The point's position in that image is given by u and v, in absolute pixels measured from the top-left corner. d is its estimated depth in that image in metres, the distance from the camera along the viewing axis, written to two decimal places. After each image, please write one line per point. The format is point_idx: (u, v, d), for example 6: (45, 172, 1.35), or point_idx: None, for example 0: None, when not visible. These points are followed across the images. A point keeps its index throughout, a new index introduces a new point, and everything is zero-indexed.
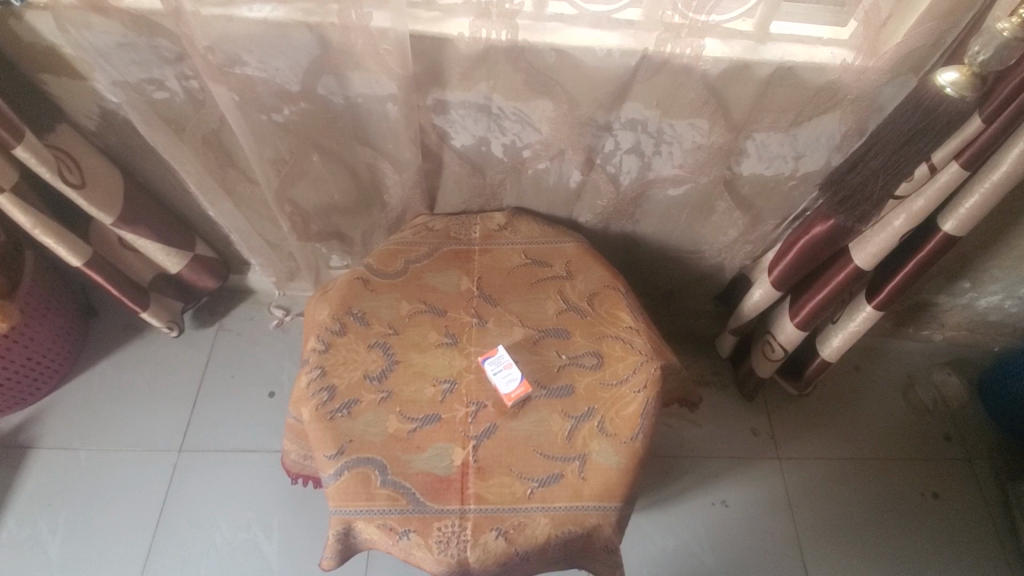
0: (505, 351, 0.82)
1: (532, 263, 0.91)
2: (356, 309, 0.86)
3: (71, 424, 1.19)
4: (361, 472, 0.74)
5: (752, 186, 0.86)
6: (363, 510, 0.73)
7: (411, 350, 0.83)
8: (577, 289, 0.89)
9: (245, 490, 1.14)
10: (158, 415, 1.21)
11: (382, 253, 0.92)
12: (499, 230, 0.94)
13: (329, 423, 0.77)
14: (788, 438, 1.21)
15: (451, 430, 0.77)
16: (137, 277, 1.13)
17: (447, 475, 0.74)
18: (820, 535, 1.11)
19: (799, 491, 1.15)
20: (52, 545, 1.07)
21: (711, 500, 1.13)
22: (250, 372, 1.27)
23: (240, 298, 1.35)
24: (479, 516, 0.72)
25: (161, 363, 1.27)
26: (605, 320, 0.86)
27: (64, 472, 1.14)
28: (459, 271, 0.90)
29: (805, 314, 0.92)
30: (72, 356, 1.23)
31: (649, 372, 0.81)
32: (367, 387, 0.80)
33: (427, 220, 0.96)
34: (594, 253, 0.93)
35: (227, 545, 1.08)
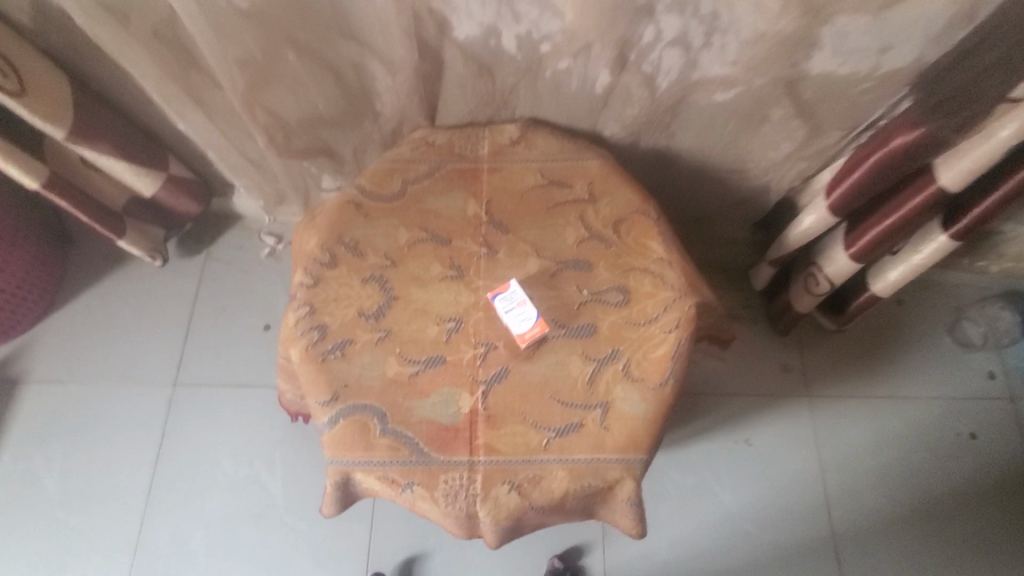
0: (517, 286, 0.72)
1: (549, 185, 0.79)
2: (348, 237, 0.75)
3: (60, 358, 1.13)
4: (359, 420, 0.66)
5: (818, 90, 0.71)
6: (361, 461, 0.65)
7: (411, 284, 0.73)
8: (601, 215, 0.77)
9: (245, 425, 1.09)
10: (150, 349, 1.14)
11: (375, 173, 0.79)
12: (511, 145, 0.81)
13: (321, 366, 0.69)
14: (820, 376, 1.13)
15: (457, 373, 0.69)
16: (109, 201, 1.02)
17: (454, 424, 0.67)
18: (847, 476, 1.06)
19: (827, 430, 1.09)
20: (49, 480, 1.05)
21: (733, 438, 1.08)
22: (244, 302, 1.18)
23: (227, 223, 1.23)
24: (490, 468, 0.65)
25: (148, 295, 1.18)
26: (633, 250, 0.75)
27: (56, 406, 1.10)
28: (464, 193, 0.78)
29: (864, 244, 0.81)
30: (48, 292, 1.14)
31: (682, 310, 0.71)
32: (363, 326, 0.71)
33: (427, 133, 0.83)
34: (621, 171, 0.80)
35: (230, 480, 1.05)
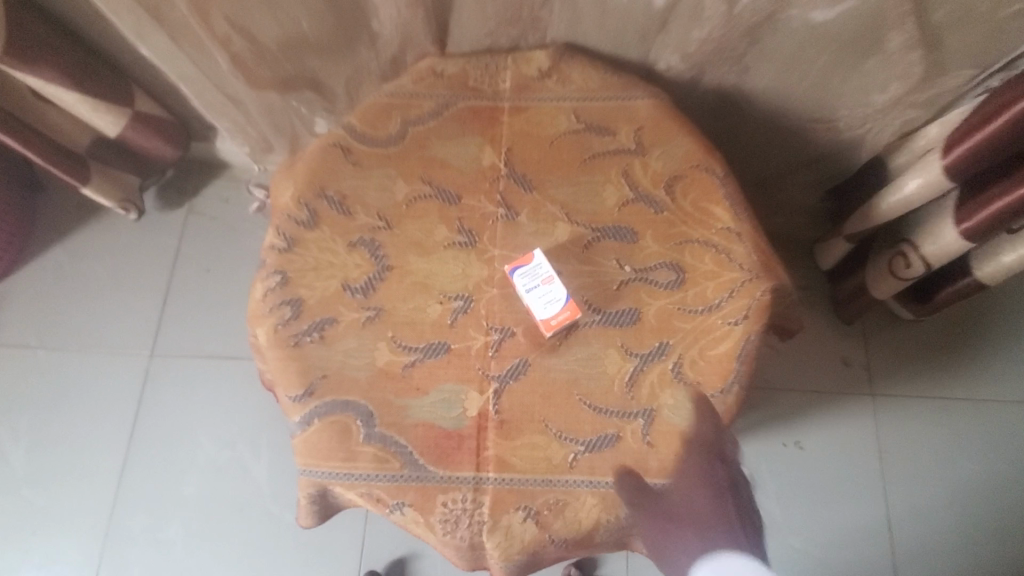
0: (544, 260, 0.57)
1: (586, 130, 0.62)
2: (333, 191, 0.60)
3: (26, 319, 1.01)
4: (339, 423, 0.53)
5: (954, 9, 0.54)
6: (340, 474, 0.52)
7: (409, 251, 0.59)
8: (651, 170, 0.61)
9: (228, 402, 0.98)
10: (126, 312, 1.02)
11: (368, 110, 0.63)
12: (539, 78, 0.64)
13: (295, 352, 0.55)
14: (887, 372, 0.97)
15: (464, 366, 0.55)
16: (68, 140, 0.88)
17: (457, 430, 0.53)
18: (913, 489, 0.93)
19: (891, 434, 0.95)
20: (15, 454, 0.95)
21: (781, 441, 0.95)
22: (229, 263, 1.05)
23: (212, 173, 1.09)
24: (500, 489, 0.51)
25: (123, 252, 1.05)
26: (691, 217, 0.59)
27: (21, 373, 0.99)
28: (480, 139, 0.62)
29: (980, 219, 0.64)
30: (15, 246, 1.02)
31: (753, 295, 0.56)
32: (348, 302, 0.57)
33: (435, 62, 0.66)
34: (679, 115, 0.63)
35: (211, 463, 0.95)
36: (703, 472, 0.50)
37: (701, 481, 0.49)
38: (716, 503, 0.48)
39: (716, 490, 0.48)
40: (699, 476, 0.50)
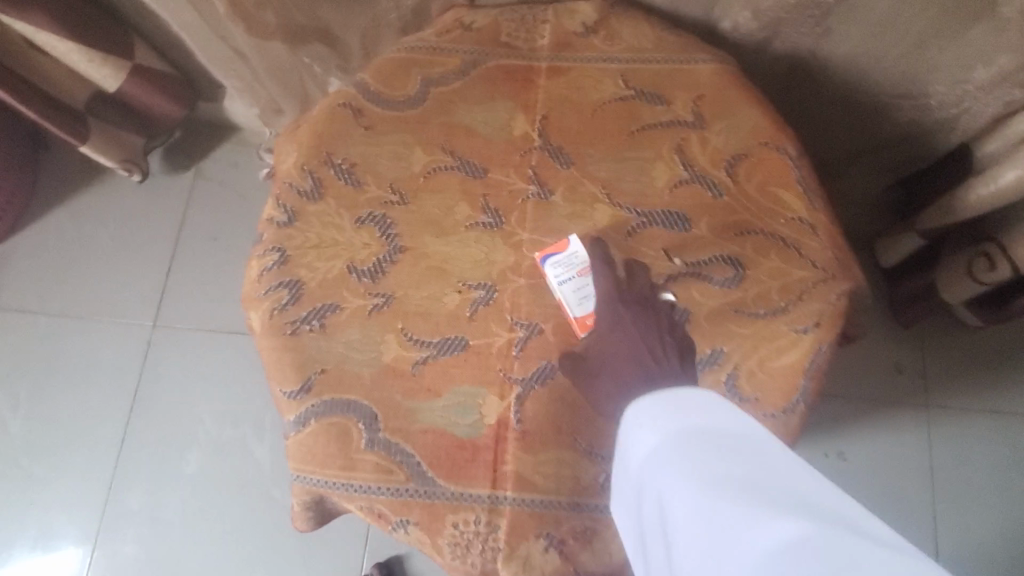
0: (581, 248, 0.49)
1: (635, 97, 0.53)
2: (341, 157, 0.53)
3: (27, 283, 0.97)
4: (338, 425, 0.46)
5: None
6: (338, 484, 0.46)
7: (426, 231, 0.51)
8: (709, 147, 0.52)
9: (231, 380, 0.93)
10: (128, 280, 0.97)
11: (385, 66, 0.55)
12: (583, 34, 0.55)
13: (293, 341, 0.49)
14: (947, 382, 0.87)
15: (483, 366, 0.48)
16: (64, 94, 0.81)
17: (472, 440, 0.46)
18: (966, 512, 0.84)
19: (946, 451, 0.86)
20: (13, 422, 0.91)
21: (822, 450, 0.86)
22: (237, 232, 0.99)
23: (221, 135, 1.02)
24: (519, 511, 0.45)
25: (127, 216, 1.00)
26: (756, 204, 0.50)
27: (21, 339, 0.95)
28: (511, 104, 0.54)
29: None
30: (15, 207, 0.96)
31: (826, 300, 0.47)
32: (353, 287, 0.50)
33: (463, 12, 0.57)
34: (745, 83, 0.54)
35: (212, 442, 0.90)
36: (613, 311, 0.45)
37: (613, 327, 0.44)
38: (629, 344, 0.43)
39: (630, 330, 0.43)
40: (609, 321, 0.44)
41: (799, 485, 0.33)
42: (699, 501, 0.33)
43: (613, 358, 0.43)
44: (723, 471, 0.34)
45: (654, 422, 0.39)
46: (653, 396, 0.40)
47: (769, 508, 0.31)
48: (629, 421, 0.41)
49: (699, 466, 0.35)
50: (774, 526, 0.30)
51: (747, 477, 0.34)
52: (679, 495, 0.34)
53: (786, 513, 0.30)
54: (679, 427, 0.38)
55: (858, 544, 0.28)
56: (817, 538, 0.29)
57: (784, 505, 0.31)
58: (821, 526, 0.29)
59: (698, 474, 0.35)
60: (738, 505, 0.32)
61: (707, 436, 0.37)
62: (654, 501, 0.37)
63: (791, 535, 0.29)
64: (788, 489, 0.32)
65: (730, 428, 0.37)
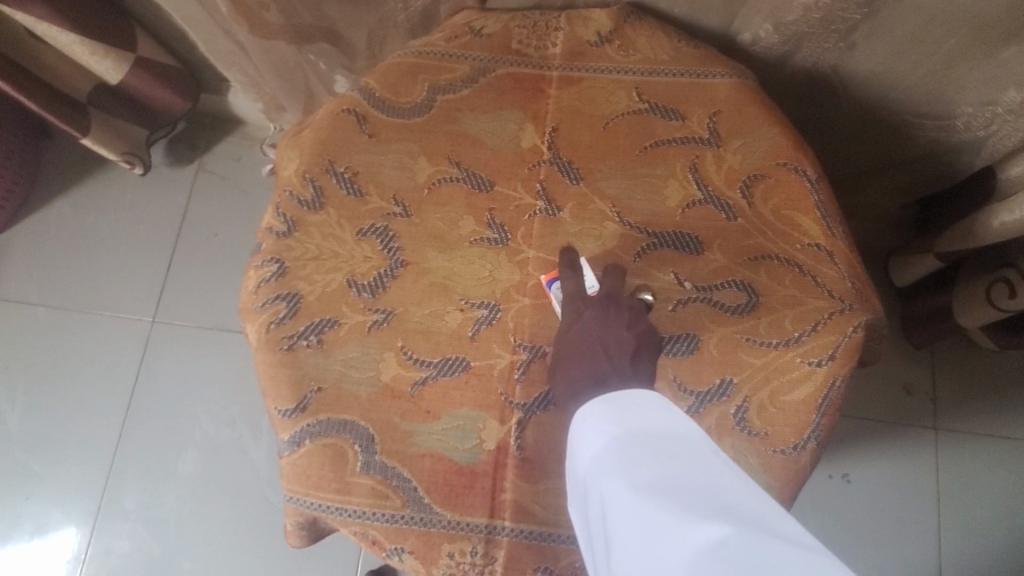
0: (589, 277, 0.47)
1: (649, 111, 0.51)
2: (343, 165, 0.51)
3: (27, 273, 0.96)
4: (333, 446, 0.45)
5: None
6: (332, 508, 0.45)
7: (428, 245, 0.50)
8: (725, 166, 0.50)
9: (229, 379, 0.92)
10: (128, 274, 0.96)
11: (390, 71, 0.53)
12: (597, 43, 0.53)
13: (289, 357, 0.47)
14: (956, 405, 0.85)
15: (483, 389, 0.46)
16: (66, 85, 0.80)
17: (471, 467, 0.45)
18: (971, 539, 0.83)
19: (952, 475, 0.84)
20: (10, 414, 0.91)
21: (827, 473, 0.84)
22: (238, 228, 0.97)
23: (225, 128, 1.00)
24: (517, 543, 0.44)
25: (128, 208, 0.98)
26: (771, 227, 0.48)
27: (21, 330, 0.94)
28: (521, 114, 0.52)
29: None
30: (15, 196, 0.95)
31: (842, 333, 0.46)
32: (353, 303, 0.48)
33: (473, 16, 0.55)
34: (764, 98, 0.52)
35: (208, 441, 0.89)
36: (575, 313, 0.44)
37: (571, 330, 0.43)
38: (582, 346, 0.42)
39: (584, 333, 0.42)
40: (569, 324, 0.43)
41: (736, 491, 0.31)
42: (636, 507, 0.31)
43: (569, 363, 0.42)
44: (660, 476, 0.32)
45: (598, 424, 0.37)
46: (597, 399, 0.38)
47: (704, 515, 0.29)
48: (575, 422, 0.38)
49: (638, 470, 0.33)
50: (702, 537, 0.29)
51: (684, 481, 0.32)
52: (616, 500, 0.33)
53: (719, 521, 0.29)
54: (620, 428, 0.36)
55: (788, 552, 0.27)
56: (736, 546, 0.28)
57: (721, 513, 0.30)
58: (752, 536, 0.28)
59: (636, 478, 0.33)
60: (673, 511, 0.30)
61: (643, 436, 0.35)
62: (595, 504, 0.35)
63: (724, 544, 0.28)
64: (717, 493, 0.31)
65: (672, 428, 0.35)
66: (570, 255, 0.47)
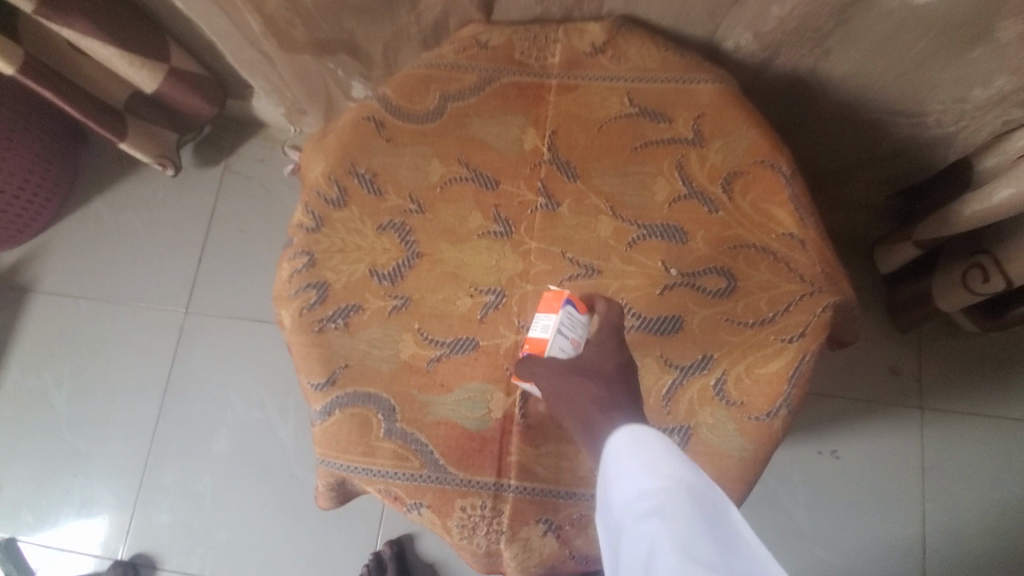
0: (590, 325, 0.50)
1: (639, 114, 0.57)
2: (364, 167, 0.57)
3: (69, 268, 1.04)
4: (360, 415, 0.52)
5: None
6: (360, 468, 0.51)
7: (441, 238, 0.55)
8: (708, 164, 0.55)
9: (257, 364, 0.99)
10: (162, 268, 1.03)
11: (405, 81, 0.59)
12: (592, 53, 0.58)
13: (318, 339, 0.54)
14: (940, 385, 0.90)
15: (490, 365, 0.52)
16: (105, 94, 0.86)
17: (480, 433, 0.51)
18: (955, 510, 0.87)
19: (938, 452, 0.89)
20: (58, 397, 0.99)
21: (816, 449, 0.90)
22: (264, 227, 1.04)
23: (249, 131, 1.07)
24: (521, 498, 0.49)
25: (160, 206, 1.05)
26: (749, 220, 0.54)
27: (65, 321, 1.02)
28: (524, 118, 0.57)
29: None
30: (57, 196, 1.02)
31: (812, 313, 0.51)
32: (374, 290, 0.54)
33: (479, 29, 0.61)
34: (744, 102, 0.57)
35: (239, 422, 0.96)
36: (603, 340, 0.48)
37: (599, 353, 0.47)
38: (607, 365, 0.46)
39: (614, 361, 0.47)
40: (598, 347, 0.47)
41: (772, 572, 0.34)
42: (686, 547, 0.35)
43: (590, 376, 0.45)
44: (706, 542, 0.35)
45: (646, 466, 0.39)
46: (640, 434, 0.41)
47: None
48: (620, 457, 0.41)
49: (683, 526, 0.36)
50: None
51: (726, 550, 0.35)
52: (665, 536, 0.36)
53: None
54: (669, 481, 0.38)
55: None
56: None
57: None
58: None
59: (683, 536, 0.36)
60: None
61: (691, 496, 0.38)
62: (634, 536, 0.38)
63: None
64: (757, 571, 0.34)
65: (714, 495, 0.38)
66: (607, 300, 0.51)
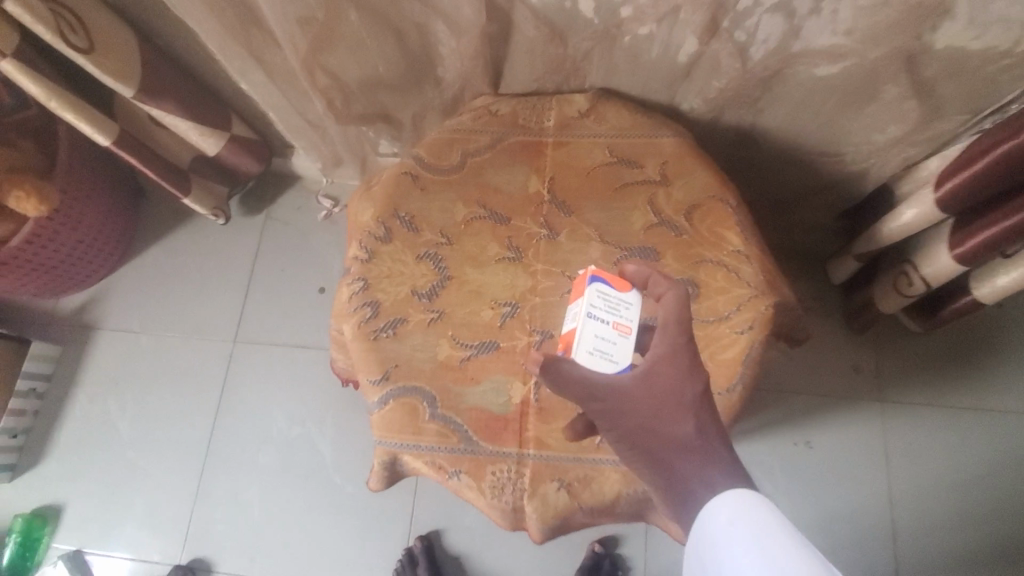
0: (630, 304, 0.53)
1: (618, 163, 0.73)
2: (404, 211, 0.73)
3: (131, 308, 1.18)
4: (409, 403, 0.65)
5: (944, 65, 0.62)
6: (410, 445, 0.64)
7: (466, 264, 0.71)
8: (674, 199, 0.71)
9: (298, 386, 1.12)
10: (212, 304, 1.18)
11: (434, 143, 0.75)
12: (579, 117, 0.75)
13: (373, 345, 0.68)
14: (896, 380, 1.03)
15: (510, 361, 0.66)
16: (174, 157, 1.03)
17: (504, 414, 0.64)
18: (917, 490, 0.99)
19: (899, 439, 1.01)
20: (123, 421, 1.12)
21: (792, 440, 1.02)
22: (301, 265, 1.19)
23: (287, 184, 1.24)
24: (539, 463, 0.63)
25: (210, 250, 1.21)
26: (707, 241, 0.69)
27: (127, 354, 1.16)
28: (528, 169, 0.73)
29: (972, 247, 0.71)
30: (123, 245, 1.18)
31: (759, 310, 0.66)
32: (416, 305, 0.69)
33: (489, 101, 0.77)
34: (699, 151, 0.73)
35: (283, 437, 1.09)
36: (672, 357, 0.46)
37: (674, 382, 0.46)
38: (679, 383, 0.46)
39: (685, 385, 0.46)
40: (667, 370, 0.46)
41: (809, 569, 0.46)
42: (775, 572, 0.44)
43: (663, 404, 0.46)
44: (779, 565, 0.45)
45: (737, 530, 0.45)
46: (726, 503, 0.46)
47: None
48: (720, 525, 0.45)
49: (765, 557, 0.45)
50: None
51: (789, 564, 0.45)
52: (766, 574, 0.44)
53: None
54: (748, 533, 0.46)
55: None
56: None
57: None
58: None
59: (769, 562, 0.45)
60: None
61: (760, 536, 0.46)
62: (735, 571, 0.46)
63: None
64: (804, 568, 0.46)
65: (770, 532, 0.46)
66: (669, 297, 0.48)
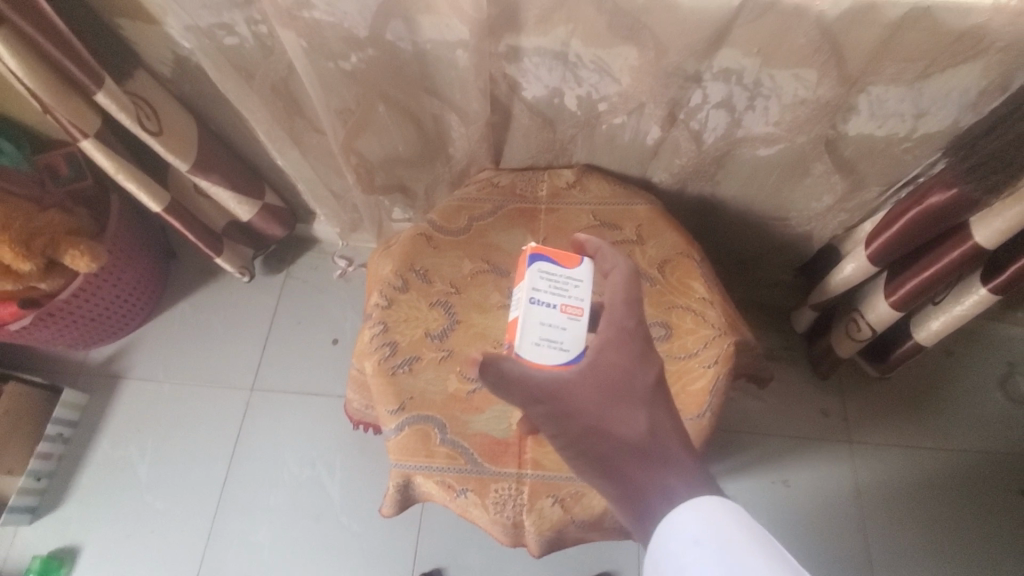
0: (572, 281, 0.63)
1: (600, 226, 0.86)
2: (419, 266, 0.85)
3: (156, 358, 1.28)
4: (422, 429, 0.75)
5: (858, 148, 0.77)
6: (422, 466, 0.73)
7: (472, 310, 0.82)
8: (648, 255, 0.84)
9: (309, 431, 1.20)
10: (232, 354, 1.28)
11: (445, 209, 0.89)
12: (567, 188, 0.89)
13: (391, 379, 0.78)
14: (861, 422, 1.13)
15: None
16: (211, 222, 1.17)
17: (504, 438, 0.74)
18: (886, 524, 1.06)
19: (867, 477, 1.09)
20: (142, 465, 1.18)
21: (770, 478, 1.10)
22: (317, 319, 1.30)
23: (306, 246, 1.37)
24: (536, 481, 0.72)
25: (233, 305, 1.32)
26: (677, 290, 0.81)
27: (149, 401, 1.24)
28: (525, 230, 0.87)
29: (904, 294, 0.84)
30: (153, 300, 1.29)
31: (722, 347, 0.77)
32: (429, 345, 0.80)
33: (491, 174, 0.92)
34: (668, 216, 0.87)
35: (294, 479, 1.16)
36: (614, 345, 0.56)
37: (618, 365, 0.55)
38: (616, 384, 0.54)
39: (625, 366, 0.55)
40: (609, 353, 0.55)
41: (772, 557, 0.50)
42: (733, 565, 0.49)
43: (603, 404, 0.54)
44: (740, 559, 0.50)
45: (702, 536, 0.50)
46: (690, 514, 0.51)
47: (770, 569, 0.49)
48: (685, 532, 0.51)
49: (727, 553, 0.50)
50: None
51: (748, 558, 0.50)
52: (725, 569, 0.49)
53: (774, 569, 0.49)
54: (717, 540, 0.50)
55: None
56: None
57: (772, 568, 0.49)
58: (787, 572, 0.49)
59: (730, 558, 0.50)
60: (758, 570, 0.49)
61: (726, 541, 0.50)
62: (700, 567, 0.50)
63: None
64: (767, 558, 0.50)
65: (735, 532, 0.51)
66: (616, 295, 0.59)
